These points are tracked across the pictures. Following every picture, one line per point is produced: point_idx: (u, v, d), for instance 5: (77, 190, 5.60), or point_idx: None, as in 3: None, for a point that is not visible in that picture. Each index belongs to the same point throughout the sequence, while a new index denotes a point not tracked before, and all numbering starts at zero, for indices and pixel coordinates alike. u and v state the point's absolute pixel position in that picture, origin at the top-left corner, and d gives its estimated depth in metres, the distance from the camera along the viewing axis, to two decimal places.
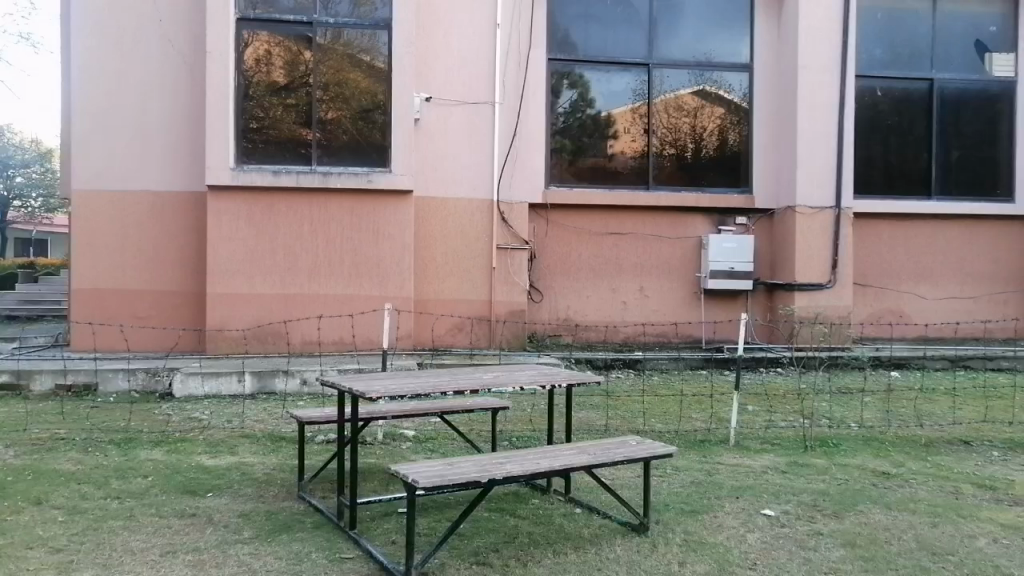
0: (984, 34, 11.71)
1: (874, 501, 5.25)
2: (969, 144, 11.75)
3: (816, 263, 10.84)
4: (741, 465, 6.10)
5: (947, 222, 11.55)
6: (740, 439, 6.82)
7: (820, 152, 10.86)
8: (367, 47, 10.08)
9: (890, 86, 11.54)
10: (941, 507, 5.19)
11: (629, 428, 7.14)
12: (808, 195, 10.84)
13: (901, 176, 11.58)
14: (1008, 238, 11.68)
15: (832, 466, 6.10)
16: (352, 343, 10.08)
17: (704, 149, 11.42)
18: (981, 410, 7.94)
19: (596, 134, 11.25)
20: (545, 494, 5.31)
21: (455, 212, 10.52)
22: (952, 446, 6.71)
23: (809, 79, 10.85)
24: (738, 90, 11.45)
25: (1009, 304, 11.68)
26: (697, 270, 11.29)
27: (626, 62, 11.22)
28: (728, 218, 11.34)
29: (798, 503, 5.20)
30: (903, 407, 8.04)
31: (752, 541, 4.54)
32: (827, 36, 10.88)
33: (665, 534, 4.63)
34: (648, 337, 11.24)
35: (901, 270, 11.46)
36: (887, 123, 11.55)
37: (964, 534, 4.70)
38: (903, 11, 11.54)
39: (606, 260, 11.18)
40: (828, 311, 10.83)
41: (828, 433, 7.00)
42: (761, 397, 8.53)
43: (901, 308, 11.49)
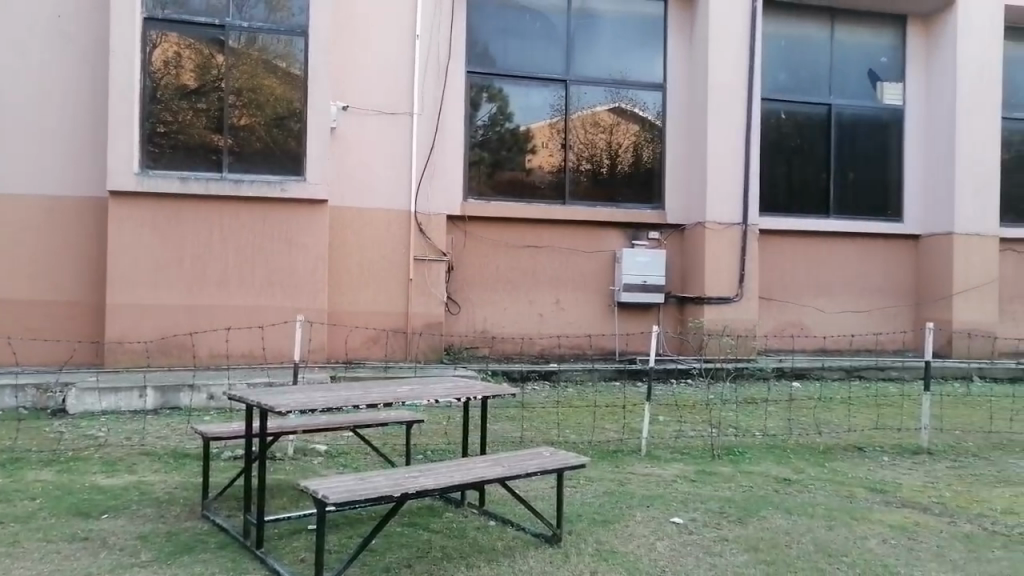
0: (877, 64, 12.46)
1: (776, 507, 5.46)
2: (864, 166, 12.45)
3: (724, 277, 11.22)
4: (651, 474, 6.24)
5: (845, 239, 12.20)
6: (651, 449, 6.99)
7: (728, 170, 11.29)
8: (283, 54, 9.88)
9: (793, 110, 12.13)
10: (837, 510, 5.45)
11: (544, 440, 7.21)
12: (717, 211, 11.24)
13: (802, 195, 12.17)
14: (898, 255, 12.43)
15: (737, 473, 6.32)
16: (262, 356, 9.79)
17: (620, 165, 11.68)
18: (874, 418, 8.39)
19: (514, 148, 11.35)
20: (459, 508, 5.29)
21: (372, 223, 10.41)
22: (848, 452, 7.07)
23: (718, 100, 11.29)
24: (652, 108, 11.79)
25: (900, 317, 12.42)
26: (611, 284, 11.52)
27: (544, 78, 11.38)
28: (641, 233, 11.63)
29: (705, 510, 5.36)
30: (803, 416, 8.41)
31: (661, 549, 4.65)
32: (734, 59, 11.35)
33: (578, 544, 4.68)
34: (563, 349, 11.38)
35: (802, 284, 12.02)
36: (790, 144, 12.13)
37: (857, 535, 4.94)
38: (804, 39, 12.17)
39: (523, 273, 11.27)
40: (735, 324, 11.23)
41: (733, 441, 7.25)
42: (671, 407, 8.75)
43: (803, 321, 12.03)
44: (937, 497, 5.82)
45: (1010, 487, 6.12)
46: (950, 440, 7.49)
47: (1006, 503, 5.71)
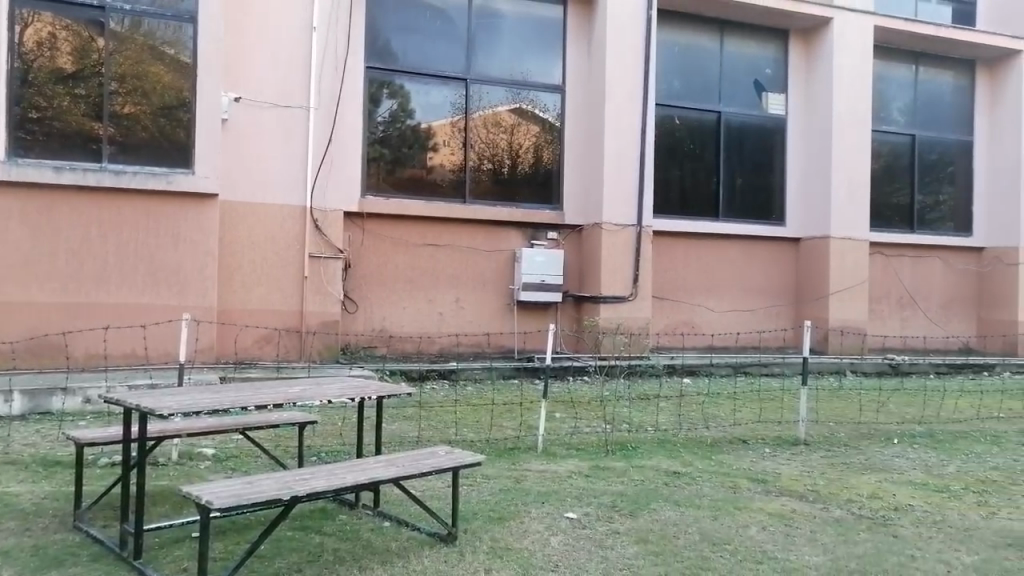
0: (762, 75, 13.09)
1: (665, 500, 5.64)
2: (751, 172, 13.03)
3: (619, 276, 11.52)
4: (547, 471, 6.33)
5: (732, 241, 12.77)
6: (547, 446, 7.09)
7: (623, 173, 11.60)
8: (171, 39, 9.41)
9: (685, 115, 12.59)
10: (721, 501, 5.69)
11: (441, 438, 7.18)
12: (613, 213, 11.53)
13: (693, 199, 12.64)
14: (780, 256, 13.14)
15: (629, 468, 6.50)
16: (145, 357, 9.31)
17: (520, 166, 11.79)
18: (756, 412, 8.82)
19: (415, 146, 11.24)
20: (353, 509, 5.19)
21: (266, 218, 10.08)
22: (733, 445, 7.39)
23: (615, 104, 11.57)
24: (552, 110, 11.96)
25: (781, 316, 13.13)
26: (510, 283, 11.62)
27: (444, 76, 11.33)
28: (540, 233, 11.78)
29: (598, 505, 5.48)
30: (692, 411, 8.74)
31: (554, 544, 4.72)
32: (630, 65, 11.66)
33: (472, 543, 4.68)
34: (462, 348, 11.38)
35: (692, 284, 12.50)
36: (682, 149, 12.57)
37: (739, 524, 5.18)
38: (695, 48, 12.65)
39: (422, 271, 11.20)
40: (629, 322, 11.54)
41: (626, 436, 7.45)
42: (567, 404, 8.91)
43: (693, 320, 12.51)
44: (812, 485, 6.18)
45: (876, 474, 6.57)
46: (824, 431, 7.96)
47: (872, 489, 6.12)
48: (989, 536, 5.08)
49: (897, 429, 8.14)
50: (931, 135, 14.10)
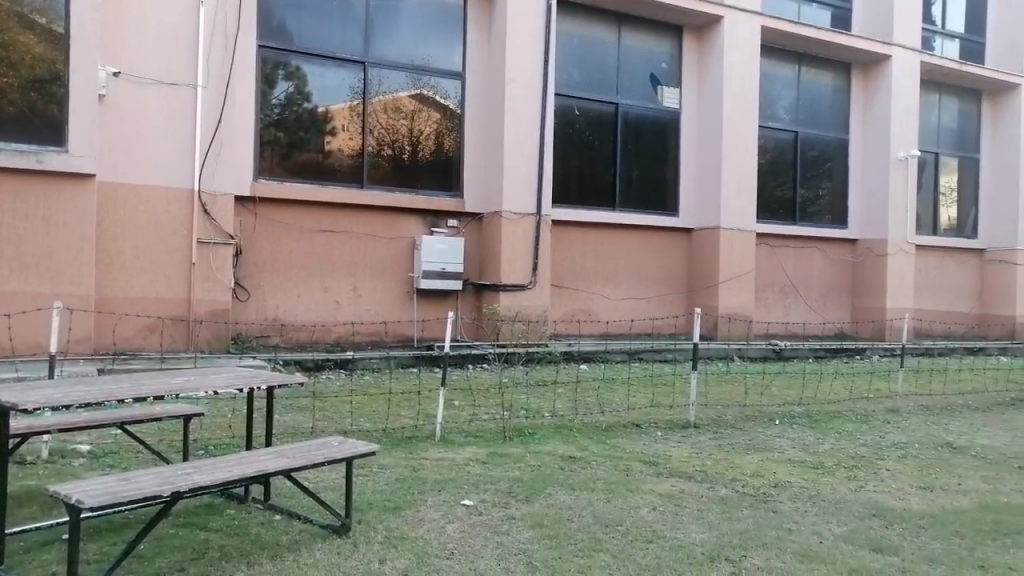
0: (658, 69, 13.43)
1: (560, 484, 5.73)
2: (647, 164, 13.36)
3: (518, 264, 11.59)
4: (445, 459, 6.32)
5: (628, 230, 13.10)
6: (445, 434, 7.06)
7: (523, 161, 11.66)
8: (42, 7, 8.80)
9: (584, 107, 12.77)
10: (614, 483, 5.84)
11: (336, 429, 7.04)
12: (513, 201, 11.59)
13: (592, 189, 12.85)
14: (673, 246, 13.58)
15: (527, 453, 6.56)
16: (11, 348, 8.67)
17: (420, 152, 11.65)
18: (649, 397, 9.09)
19: (312, 129, 10.90)
20: (242, 503, 5.00)
21: (149, 202, 9.54)
22: (626, 429, 7.58)
23: (515, 93, 11.61)
24: (452, 97, 11.88)
25: (674, 303, 13.60)
26: (410, 271, 11.51)
27: (341, 58, 11.04)
28: (440, 220, 11.70)
29: (494, 491, 5.50)
30: (588, 397, 8.92)
31: (450, 532, 4.71)
32: (530, 55, 11.72)
33: (367, 533, 4.60)
34: (360, 337, 11.19)
35: (589, 272, 12.76)
36: (581, 140, 12.76)
37: (631, 505, 5.33)
38: (594, 41, 12.85)
39: (318, 258, 10.91)
40: (528, 310, 11.65)
41: (523, 423, 7.51)
42: (465, 392, 8.91)
43: (590, 308, 12.77)
44: (700, 466, 6.42)
45: (759, 454, 6.90)
46: (712, 414, 8.30)
47: (755, 467, 6.42)
48: (857, 508, 5.43)
49: (778, 411, 8.59)
50: (812, 133, 14.88)
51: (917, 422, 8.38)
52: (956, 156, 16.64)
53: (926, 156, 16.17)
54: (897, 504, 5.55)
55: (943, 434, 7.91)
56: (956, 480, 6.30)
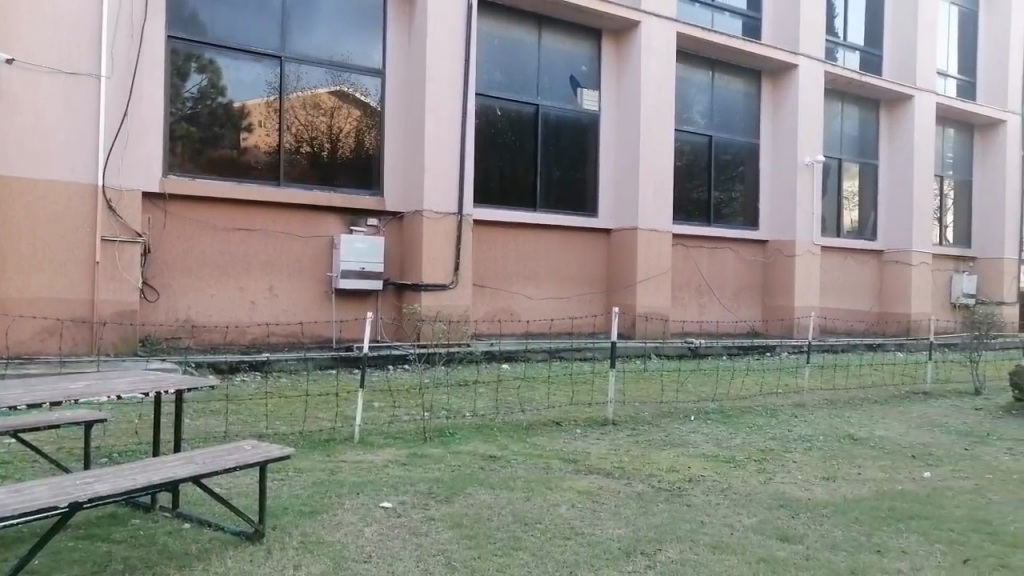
0: (577, 72, 13.61)
1: (480, 483, 5.74)
2: (568, 165, 13.52)
3: (439, 264, 11.54)
4: (363, 461, 6.23)
5: (549, 231, 13.24)
6: (364, 436, 6.96)
7: (445, 161, 11.63)
8: None
9: (505, 107, 12.82)
10: (534, 481, 5.89)
11: (250, 432, 6.84)
12: (435, 201, 11.53)
13: (513, 189, 12.91)
14: (592, 246, 13.81)
15: (446, 454, 6.54)
16: None
17: (340, 150, 11.46)
18: (569, 395, 9.20)
19: (227, 125, 10.56)
20: (148, 513, 4.81)
21: (48, 197, 9.05)
22: (546, 427, 7.66)
23: (437, 92, 11.56)
24: (373, 95, 11.72)
25: (594, 303, 13.84)
26: (328, 270, 11.30)
27: (257, 52, 10.73)
28: (359, 219, 11.53)
29: (414, 492, 5.46)
30: (509, 396, 8.96)
31: (368, 534, 4.65)
32: (451, 54, 11.68)
33: (281, 539, 4.49)
34: (276, 338, 10.92)
35: (510, 273, 12.83)
36: (502, 140, 12.80)
37: (550, 503, 5.39)
38: (514, 42, 12.92)
39: (232, 257, 10.59)
40: (449, 309, 11.62)
41: (444, 423, 7.49)
42: (385, 393, 8.80)
43: (512, 307, 12.84)
44: (617, 462, 6.56)
45: (674, 449, 7.08)
46: (630, 411, 8.47)
47: (670, 462, 6.59)
48: (766, 499, 5.65)
49: (692, 407, 8.84)
50: (726, 137, 15.37)
51: (822, 416, 8.78)
52: (857, 162, 17.51)
53: (830, 161, 16.94)
54: (802, 494, 5.80)
55: (845, 426, 8.31)
56: (856, 470, 6.62)
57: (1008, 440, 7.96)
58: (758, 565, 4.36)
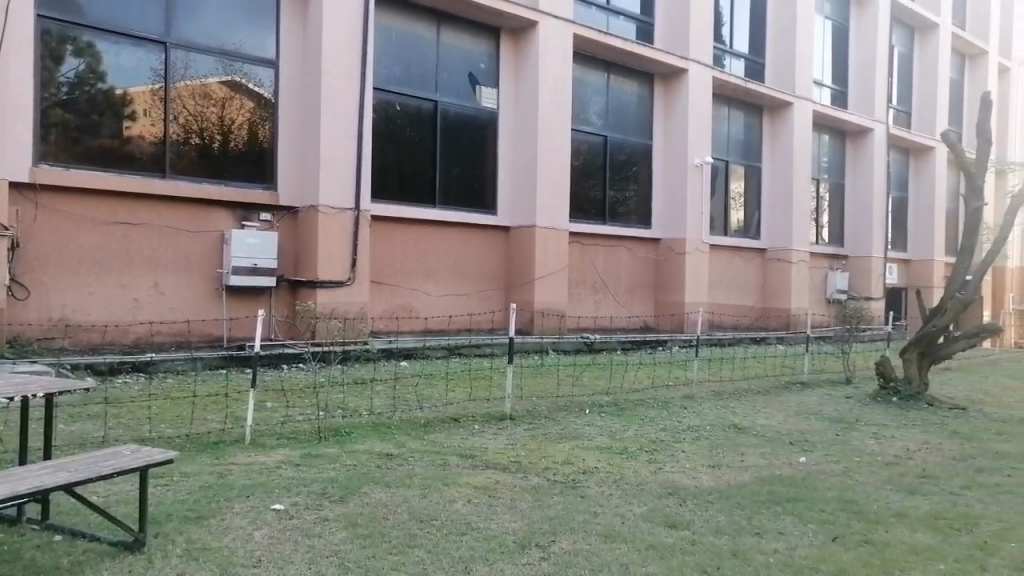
0: (476, 69, 13.64)
1: (376, 482, 5.69)
2: (467, 162, 13.53)
3: (335, 260, 11.32)
4: (254, 462, 6.05)
5: (448, 227, 13.23)
6: (256, 437, 6.76)
7: (342, 155, 11.42)
8: None
9: (404, 103, 12.70)
10: (430, 478, 5.88)
11: (133, 437, 6.51)
12: (331, 196, 11.31)
13: (411, 185, 12.81)
14: (491, 243, 13.91)
15: (342, 453, 6.44)
16: None
17: (232, 142, 11.07)
18: (467, 391, 9.23)
19: (107, 113, 9.99)
20: (14, 526, 4.50)
21: None
22: (445, 424, 7.66)
23: (333, 84, 11.32)
24: (267, 86, 11.37)
25: (492, 299, 13.95)
26: (218, 266, 10.88)
27: (139, 36, 10.19)
28: (251, 214, 11.16)
29: (307, 493, 5.36)
30: (407, 393, 8.90)
31: (257, 538, 4.52)
32: (347, 46, 11.47)
33: (164, 547, 4.31)
34: (161, 338, 10.42)
35: (408, 269, 12.74)
36: (400, 136, 12.67)
37: (446, 499, 5.40)
38: (412, 37, 12.81)
39: (113, 252, 10.03)
40: (345, 307, 11.42)
41: (339, 422, 7.36)
42: (277, 392, 8.56)
43: (410, 304, 12.76)
44: (514, 456, 6.64)
45: (569, 442, 7.24)
46: (527, 406, 8.58)
47: (566, 455, 6.73)
48: (655, 488, 5.87)
49: (588, 400, 9.05)
50: (620, 138, 15.78)
51: (709, 407, 9.18)
52: (742, 164, 18.37)
53: (718, 163, 17.70)
54: (689, 482, 6.05)
55: (730, 416, 8.72)
56: (739, 457, 6.97)
57: (873, 426, 8.57)
58: (647, 552, 4.52)
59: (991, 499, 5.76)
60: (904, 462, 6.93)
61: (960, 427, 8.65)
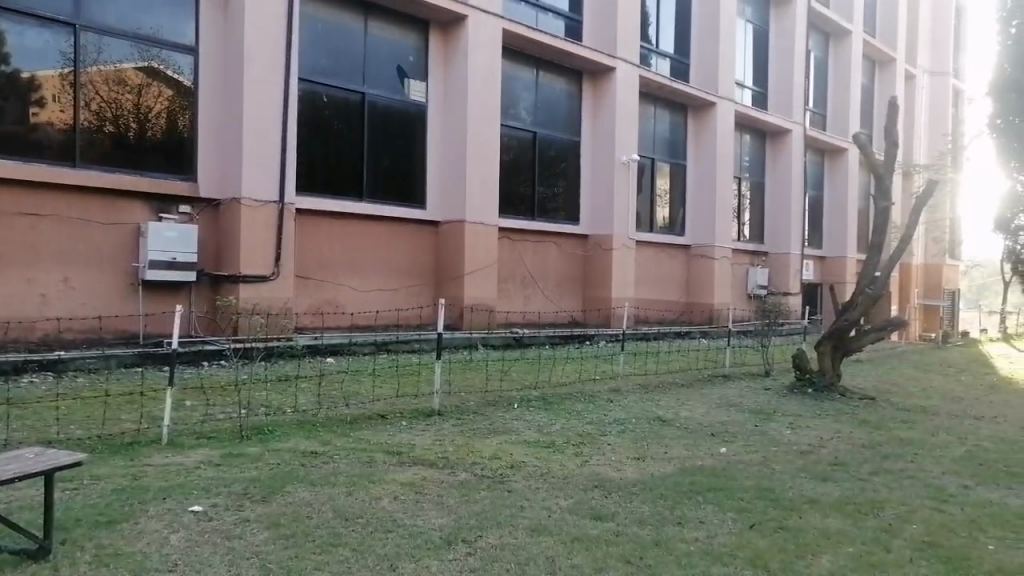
0: (404, 62, 13.49)
1: (300, 481, 5.58)
2: (395, 156, 13.38)
3: (259, 254, 11.04)
4: (171, 463, 5.84)
5: (376, 222, 13.06)
6: (173, 437, 6.53)
7: (265, 146, 11.11)
8: None
9: (330, 94, 12.46)
10: (357, 476, 5.80)
11: (40, 439, 6.19)
12: (254, 188, 11.00)
13: (338, 178, 12.58)
14: (420, 239, 13.81)
15: (265, 452, 6.29)
16: None
17: (150, 131, 10.65)
18: (395, 387, 9.15)
19: (13, 97, 9.47)
20: None
21: None
22: (371, 421, 7.56)
23: (256, 73, 11.01)
24: (187, 73, 10.96)
25: (421, 295, 13.84)
26: (134, 260, 10.44)
27: (46, 18, 9.67)
28: (170, 206, 10.77)
29: (227, 494, 5.20)
30: (333, 390, 8.76)
31: (173, 542, 4.37)
32: (270, 35, 11.16)
33: (72, 554, 4.12)
34: (70, 335, 9.93)
35: (335, 264, 12.52)
36: (326, 128, 12.42)
37: (372, 497, 5.34)
38: (339, 28, 12.57)
39: (18, 245, 9.50)
40: (269, 302, 11.14)
41: (261, 420, 7.17)
42: (196, 391, 8.29)
43: (337, 299, 12.54)
44: (442, 452, 6.62)
45: (498, 437, 7.25)
46: (456, 401, 8.56)
47: (494, 450, 6.75)
48: (581, 481, 5.95)
49: (516, 395, 9.08)
50: (549, 134, 15.88)
51: (635, 400, 9.35)
52: (668, 162, 18.77)
53: (644, 161, 18.04)
54: (614, 475, 6.16)
55: (655, 409, 8.90)
56: (663, 449, 7.14)
57: (789, 417, 8.90)
58: (573, 544, 4.57)
59: (896, 485, 6.05)
60: (818, 451, 7.22)
61: (869, 416, 9.06)
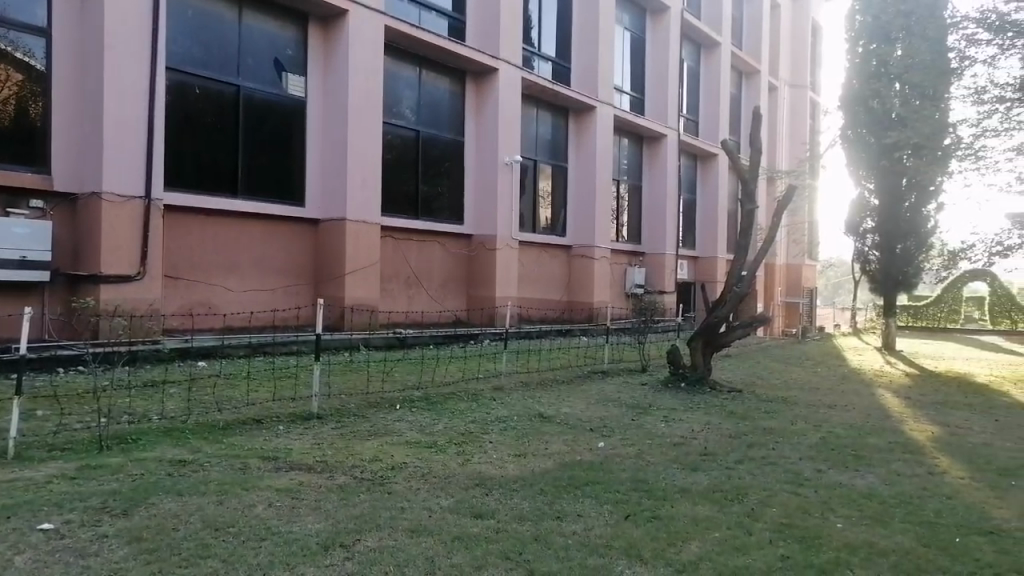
0: (281, 55, 13.07)
1: (165, 491, 5.28)
2: (272, 151, 12.92)
3: (121, 252, 10.36)
4: (18, 479, 5.38)
5: (251, 220, 12.59)
6: (22, 450, 6.02)
7: (128, 138, 10.44)
8: None
9: (201, 85, 11.88)
10: (229, 483, 5.56)
11: None
12: (115, 182, 10.32)
13: (209, 174, 12.00)
14: (298, 237, 13.40)
15: (128, 462, 5.92)
16: None
17: None
18: (272, 390, 8.85)
19: None
20: None
21: None
22: (246, 426, 7.28)
23: (118, 61, 10.31)
24: (38, 57, 10.18)
25: (299, 295, 13.46)
26: None
27: None
28: (18, 200, 9.94)
29: (84, 508, 4.86)
30: (204, 395, 8.37)
31: (20, 563, 4.04)
32: (133, 20, 10.49)
33: None
34: None
35: (206, 263, 11.98)
36: (197, 120, 11.84)
37: (245, 504, 5.14)
38: (210, 15, 11.99)
39: None
40: (133, 303, 10.49)
41: (125, 429, 6.76)
42: (50, 399, 7.70)
43: (209, 300, 12.00)
44: (321, 455, 6.46)
45: (379, 439, 7.15)
46: (337, 403, 8.36)
47: (374, 452, 6.64)
48: (462, 480, 5.96)
49: (399, 395, 8.99)
50: (432, 133, 15.79)
51: (517, 397, 9.47)
52: (550, 164, 19.12)
53: (526, 162, 18.30)
54: (496, 472, 6.20)
55: (537, 406, 9.03)
56: (544, 444, 7.28)
57: (664, 410, 9.26)
58: (453, 543, 4.57)
59: (758, 472, 6.43)
60: (689, 442, 7.55)
61: (736, 408, 9.57)
